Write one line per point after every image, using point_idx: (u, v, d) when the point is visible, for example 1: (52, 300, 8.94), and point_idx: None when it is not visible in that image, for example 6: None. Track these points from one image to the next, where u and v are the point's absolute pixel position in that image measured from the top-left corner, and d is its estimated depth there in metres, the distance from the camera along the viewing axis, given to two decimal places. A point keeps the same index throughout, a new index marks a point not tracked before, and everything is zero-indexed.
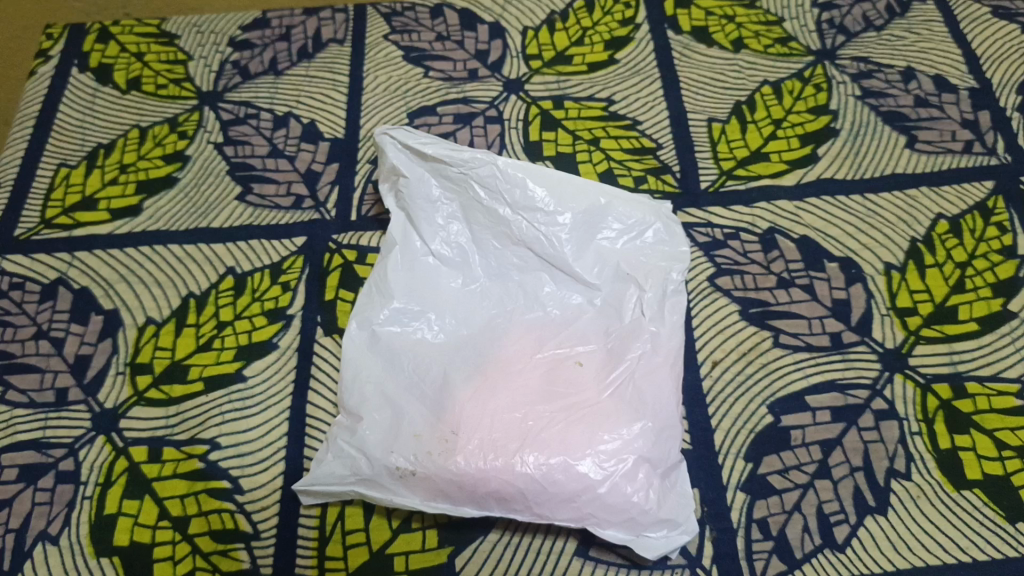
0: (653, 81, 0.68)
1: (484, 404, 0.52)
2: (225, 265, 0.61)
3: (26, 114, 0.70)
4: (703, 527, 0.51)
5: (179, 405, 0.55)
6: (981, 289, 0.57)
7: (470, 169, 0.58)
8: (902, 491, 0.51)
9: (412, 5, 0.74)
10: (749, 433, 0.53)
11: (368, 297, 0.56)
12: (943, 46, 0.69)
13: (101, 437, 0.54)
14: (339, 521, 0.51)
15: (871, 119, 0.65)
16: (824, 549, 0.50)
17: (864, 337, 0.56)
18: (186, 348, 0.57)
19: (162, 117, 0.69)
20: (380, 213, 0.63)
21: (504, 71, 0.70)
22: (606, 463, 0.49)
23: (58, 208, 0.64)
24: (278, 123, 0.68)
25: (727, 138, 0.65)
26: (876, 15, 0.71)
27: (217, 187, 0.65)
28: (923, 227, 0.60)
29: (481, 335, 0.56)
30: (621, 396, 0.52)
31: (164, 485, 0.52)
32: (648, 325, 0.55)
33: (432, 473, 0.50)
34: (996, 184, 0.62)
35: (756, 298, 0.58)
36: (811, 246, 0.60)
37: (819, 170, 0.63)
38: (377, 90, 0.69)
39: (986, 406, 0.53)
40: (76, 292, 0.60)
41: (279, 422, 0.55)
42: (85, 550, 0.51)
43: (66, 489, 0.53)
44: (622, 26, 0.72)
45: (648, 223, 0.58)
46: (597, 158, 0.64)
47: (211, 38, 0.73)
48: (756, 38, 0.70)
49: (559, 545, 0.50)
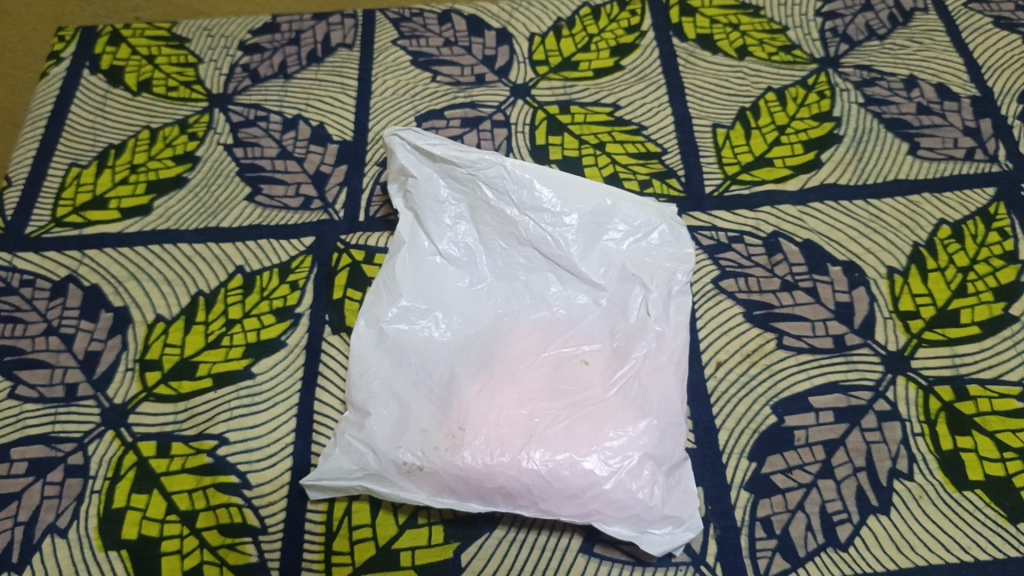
0: (658, 87, 0.69)
1: (491, 401, 0.53)
2: (234, 263, 0.61)
3: (39, 114, 0.70)
4: (708, 525, 0.51)
5: (188, 401, 0.56)
6: (983, 294, 0.58)
7: (478, 170, 0.59)
8: (904, 491, 0.52)
9: (420, 11, 0.75)
10: (753, 433, 0.54)
11: (377, 296, 0.57)
12: (945, 55, 0.70)
13: (110, 432, 0.55)
14: (346, 517, 0.52)
15: (874, 126, 0.66)
16: (827, 547, 0.50)
17: (867, 339, 0.57)
18: (195, 345, 0.58)
19: (173, 119, 0.70)
20: (388, 214, 0.63)
21: (511, 76, 0.71)
22: (612, 459, 0.50)
23: (69, 206, 0.65)
24: (288, 125, 0.68)
25: (732, 143, 0.66)
26: (879, 25, 0.72)
27: (227, 188, 0.65)
28: (925, 232, 0.61)
29: (488, 333, 0.56)
30: (626, 394, 0.52)
31: (172, 480, 0.53)
32: (653, 325, 0.55)
33: (439, 468, 0.50)
34: (997, 191, 0.63)
35: (760, 300, 0.58)
36: (815, 249, 0.60)
37: (822, 175, 0.64)
38: (386, 94, 0.70)
39: (987, 408, 0.54)
40: (86, 289, 0.61)
41: (286, 418, 0.55)
42: (94, 543, 0.51)
43: (76, 483, 0.53)
44: (628, 32, 0.73)
45: (653, 224, 0.59)
46: (603, 161, 0.65)
47: (222, 41, 0.74)
48: (760, 46, 0.71)
49: (564, 541, 0.51)
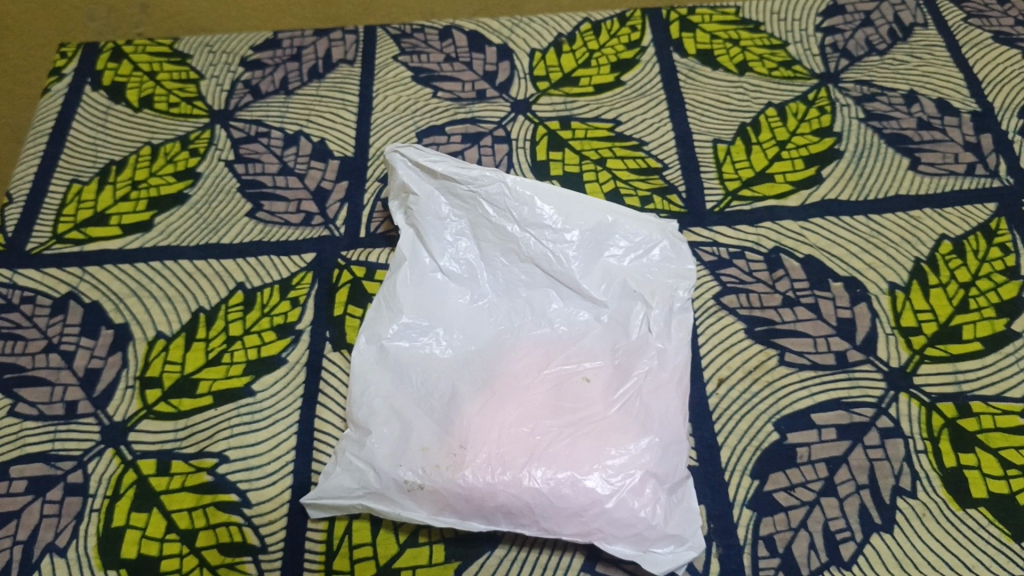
0: (659, 103, 0.70)
1: (493, 418, 0.53)
2: (235, 280, 0.61)
3: (40, 130, 0.70)
4: (710, 543, 0.51)
5: (188, 419, 0.55)
6: (985, 309, 0.58)
7: (479, 187, 0.59)
8: (908, 509, 0.51)
9: (421, 27, 0.76)
10: (756, 450, 0.54)
11: (378, 312, 0.57)
12: (945, 70, 0.70)
13: (110, 450, 0.55)
14: (346, 535, 0.51)
15: (875, 141, 0.66)
16: (830, 566, 0.50)
17: (869, 355, 0.56)
18: (196, 362, 0.58)
19: (174, 135, 0.70)
20: (389, 229, 0.63)
21: (513, 92, 0.71)
22: (614, 478, 0.50)
23: (70, 223, 0.65)
24: (289, 141, 0.69)
25: (733, 159, 0.66)
26: (879, 40, 0.72)
27: (228, 204, 0.65)
28: (927, 247, 0.61)
29: (489, 350, 0.56)
30: (628, 412, 0.52)
31: (172, 498, 0.53)
32: (654, 342, 0.55)
33: (440, 486, 0.50)
34: (998, 206, 0.63)
35: (761, 316, 0.58)
36: (816, 265, 0.60)
37: (823, 191, 0.64)
38: (387, 110, 0.70)
39: (991, 425, 0.54)
40: (87, 306, 0.61)
41: (287, 436, 0.55)
42: (93, 563, 0.51)
43: (75, 502, 0.53)
44: (628, 48, 0.73)
45: (655, 241, 0.59)
46: (604, 177, 0.65)
47: (223, 58, 0.74)
48: (760, 62, 0.71)
49: (566, 561, 0.50)
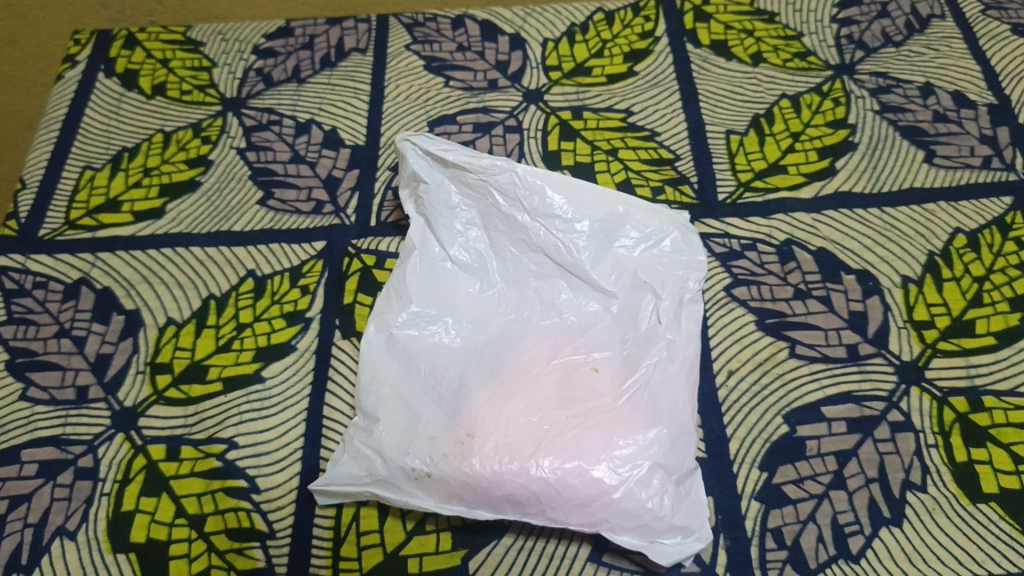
0: (672, 94, 0.69)
1: (500, 408, 0.53)
2: (246, 267, 0.61)
3: (53, 117, 0.71)
4: (717, 535, 0.51)
5: (197, 405, 0.56)
6: (999, 303, 0.57)
7: (489, 176, 0.59)
8: (917, 503, 0.51)
9: (434, 16, 0.75)
10: (765, 443, 0.53)
11: (387, 301, 0.57)
12: (962, 62, 0.69)
13: (120, 435, 0.55)
14: (354, 522, 0.51)
15: (889, 134, 0.66)
16: (838, 559, 0.49)
17: (882, 349, 0.56)
18: (206, 349, 0.58)
19: (186, 122, 0.70)
20: (399, 219, 0.63)
21: (525, 81, 0.70)
22: (621, 468, 0.50)
23: (82, 209, 0.65)
24: (301, 130, 0.69)
25: (745, 150, 0.65)
26: (896, 31, 0.71)
27: (239, 192, 0.66)
28: (941, 241, 0.60)
29: (499, 340, 0.56)
30: (637, 403, 0.52)
31: (181, 484, 0.53)
32: (664, 333, 0.55)
33: (447, 475, 0.50)
34: (1013, 201, 0.62)
35: (772, 309, 0.58)
36: (828, 258, 0.60)
37: (836, 183, 0.63)
38: (398, 99, 0.70)
39: (1003, 420, 0.53)
40: (98, 292, 0.61)
41: (296, 423, 0.55)
42: (102, 546, 0.51)
43: (85, 486, 0.53)
44: (642, 38, 0.73)
45: (665, 231, 0.59)
46: (615, 168, 0.65)
47: (236, 46, 0.74)
48: (775, 52, 0.71)
49: (572, 550, 0.50)
